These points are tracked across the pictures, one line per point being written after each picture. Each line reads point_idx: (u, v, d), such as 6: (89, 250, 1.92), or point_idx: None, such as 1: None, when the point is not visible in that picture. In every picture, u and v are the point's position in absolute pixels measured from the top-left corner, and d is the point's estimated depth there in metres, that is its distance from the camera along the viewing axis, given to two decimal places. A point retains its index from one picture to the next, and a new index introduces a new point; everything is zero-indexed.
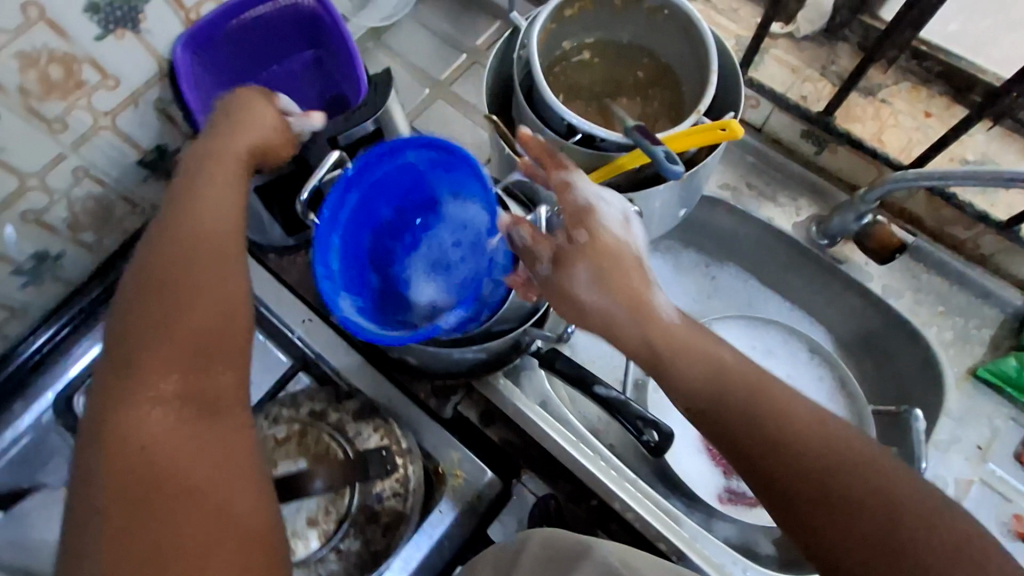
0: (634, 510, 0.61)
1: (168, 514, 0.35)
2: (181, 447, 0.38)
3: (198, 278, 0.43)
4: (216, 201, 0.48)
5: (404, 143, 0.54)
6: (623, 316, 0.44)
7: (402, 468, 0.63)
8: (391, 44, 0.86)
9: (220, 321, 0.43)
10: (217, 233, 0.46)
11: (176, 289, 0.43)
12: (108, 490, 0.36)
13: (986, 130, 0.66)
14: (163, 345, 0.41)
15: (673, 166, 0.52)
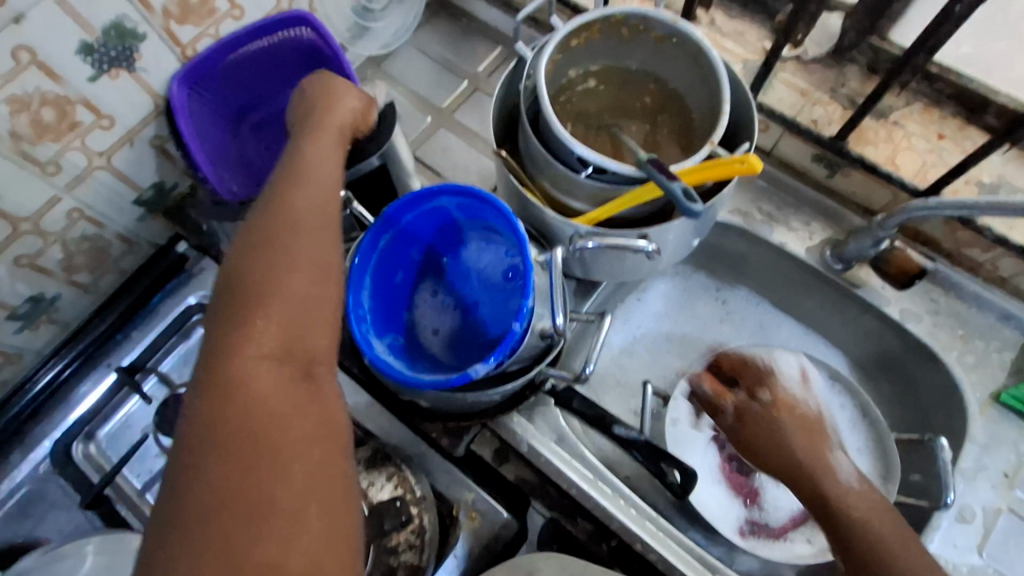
0: (656, 551, 0.58)
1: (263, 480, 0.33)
2: (281, 409, 0.36)
3: (295, 245, 0.43)
4: (312, 177, 0.48)
5: (439, 189, 0.55)
6: (761, 434, 0.58)
7: (417, 518, 0.59)
8: (392, 73, 0.85)
9: (320, 291, 0.42)
10: (313, 206, 0.46)
11: (279, 253, 0.42)
12: (217, 434, 0.35)
13: (1002, 152, 0.65)
14: (266, 307, 0.40)
15: (691, 204, 0.52)
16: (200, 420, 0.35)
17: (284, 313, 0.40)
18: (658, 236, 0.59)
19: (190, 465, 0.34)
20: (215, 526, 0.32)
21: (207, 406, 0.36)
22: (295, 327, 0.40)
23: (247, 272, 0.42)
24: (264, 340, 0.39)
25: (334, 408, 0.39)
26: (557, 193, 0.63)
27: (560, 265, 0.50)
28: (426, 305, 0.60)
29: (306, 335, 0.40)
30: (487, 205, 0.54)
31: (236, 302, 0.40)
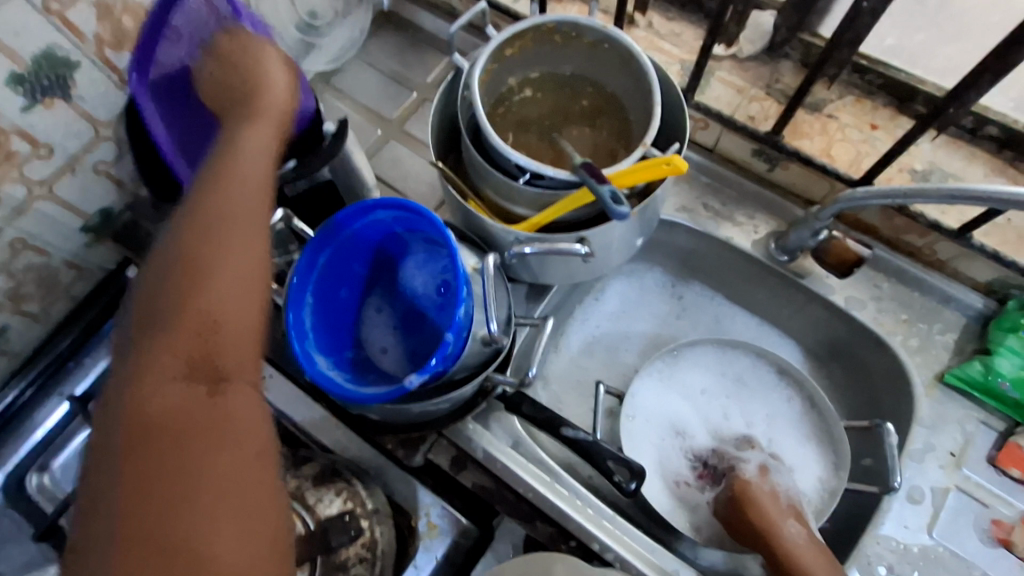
0: (613, 550, 0.59)
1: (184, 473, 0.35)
2: (194, 413, 0.37)
3: (227, 234, 0.42)
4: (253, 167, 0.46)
5: (374, 204, 0.55)
6: (734, 502, 0.63)
7: (369, 531, 0.53)
8: (340, 87, 0.86)
9: (249, 288, 0.41)
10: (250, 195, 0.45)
11: (210, 243, 0.42)
12: (127, 437, 0.35)
13: (931, 139, 0.66)
14: (193, 303, 0.39)
15: (620, 207, 0.53)
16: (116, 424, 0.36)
17: (211, 311, 0.40)
18: (600, 237, 0.59)
19: (103, 454, 0.35)
20: (127, 525, 0.33)
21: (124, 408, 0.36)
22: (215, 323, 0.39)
23: (174, 263, 0.41)
24: (186, 338, 0.39)
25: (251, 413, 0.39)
26: (500, 200, 0.63)
27: (494, 272, 0.51)
28: (374, 321, 0.60)
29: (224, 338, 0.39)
30: (421, 216, 0.54)
31: (162, 294, 0.40)
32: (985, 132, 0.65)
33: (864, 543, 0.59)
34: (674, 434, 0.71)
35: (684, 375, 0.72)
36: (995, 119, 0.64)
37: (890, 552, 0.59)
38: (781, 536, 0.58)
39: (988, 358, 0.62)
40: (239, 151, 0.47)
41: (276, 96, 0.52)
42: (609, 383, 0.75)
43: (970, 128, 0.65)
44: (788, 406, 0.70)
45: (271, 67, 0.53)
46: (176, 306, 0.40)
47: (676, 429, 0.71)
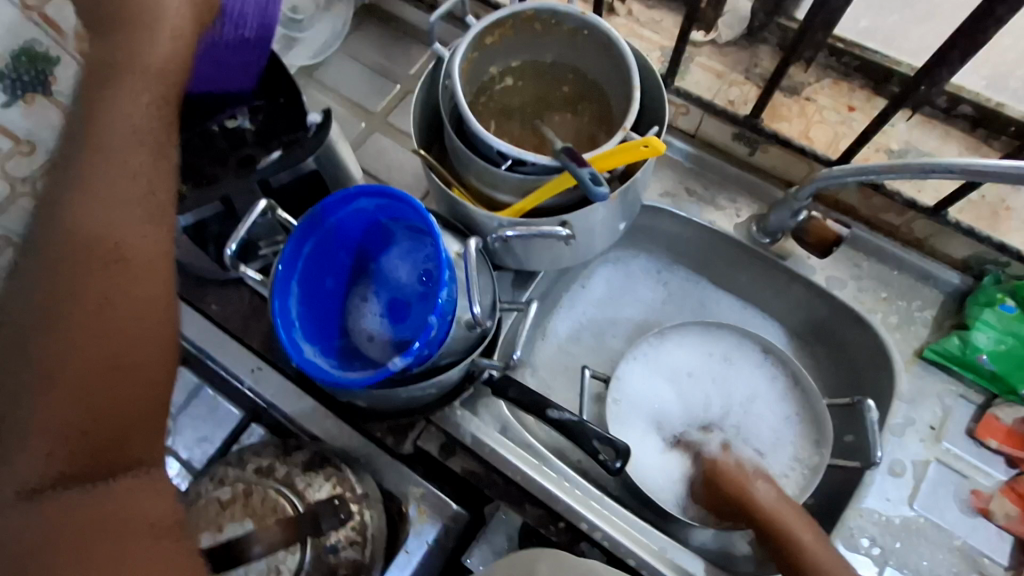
0: (601, 529, 0.60)
1: (101, 403, 0.42)
2: (88, 365, 0.42)
3: (93, 209, 0.45)
4: (120, 133, 0.47)
5: (356, 190, 0.55)
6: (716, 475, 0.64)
7: (358, 515, 0.54)
8: (323, 81, 0.86)
9: (138, 315, 0.44)
10: (119, 165, 0.46)
11: (80, 220, 0.45)
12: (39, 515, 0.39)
13: (906, 119, 0.67)
14: (71, 275, 0.44)
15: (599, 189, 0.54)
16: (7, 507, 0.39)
17: (78, 275, 0.44)
18: (582, 220, 0.60)
19: (12, 423, 0.41)
20: None
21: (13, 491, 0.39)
22: (77, 288, 0.43)
23: (54, 247, 0.44)
24: (73, 307, 0.43)
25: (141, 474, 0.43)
26: (484, 187, 0.64)
27: (476, 255, 0.51)
28: (360, 309, 0.60)
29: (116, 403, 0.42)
30: (404, 202, 0.54)
31: (41, 274, 0.44)
32: (959, 111, 0.66)
33: (847, 516, 0.60)
34: (657, 419, 0.71)
35: (669, 359, 0.73)
36: (969, 98, 0.65)
37: (872, 524, 0.60)
38: (754, 499, 0.60)
39: (966, 332, 0.63)
40: (109, 118, 0.47)
41: (160, 39, 0.48)
42: (595, 367, 0.76)
43: (945, 107, 0.66)
44: (772, 385, 0.71)
45: (150, 5, 0.49)
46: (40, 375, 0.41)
47: (655, 418, 0.71)
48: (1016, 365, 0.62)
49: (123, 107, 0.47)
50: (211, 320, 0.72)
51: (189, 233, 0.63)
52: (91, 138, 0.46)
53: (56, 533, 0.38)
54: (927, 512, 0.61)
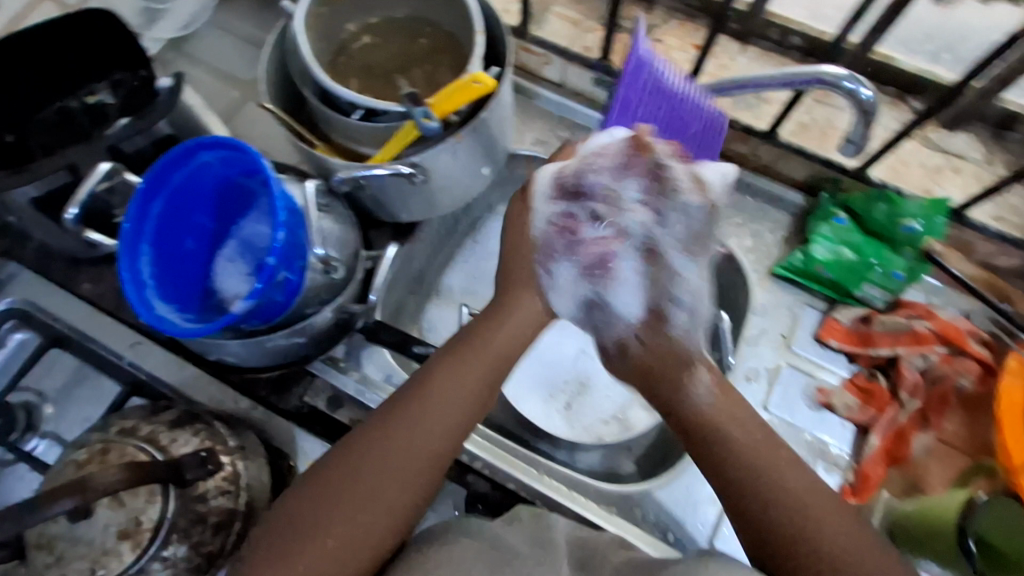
0: (480, 458, 0.63)
1: (389, 477, 0.49)
2: (418, 448, 0.51)
3: (401, 447, 0.50)
4: (440, 387, 0.53)
5: (196, 145, 0.55)
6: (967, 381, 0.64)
7: (231, 466, 0.55)
8: (193, 54, 0.85)
9: (450, 431, 0.52)
10: (451, 411, 0.53)
11: (373, 451, 0.50)
12: (287, 520, 0.47)
13: (745, 53, 0.71)
14: (442, 391, 0.53)
15: (430, 123, 0.57)
16: (294, 512, 0.48)
17: (365, 506, 0.48)
18: (433, 161, 0.61)
19: (377, 447, 0.50)
20: (270, 557, 0.46)
21: (313, 496, 0.48)
22: (360, 522, 0.48)
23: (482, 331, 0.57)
24: (491, 384, 0.55)
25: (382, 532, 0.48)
26: (345, 142, 0.65)
27: (312, 203, 0.56)
28: (228, 269, 0.61)
29: (402, 483, 0.50)
30: (245, 152, 0.54)
31: (477, 337, 0.57)
32: (791, 43, 0.70)
33: None
34: (554, 356, 0.76)
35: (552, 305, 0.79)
36: (797, 29, 0.69)
37: None
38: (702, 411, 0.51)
39: (807, 246, 0.67)
40: (443, 365, 0.54)
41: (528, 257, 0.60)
42: (470, 307, 0.79)
43: (778, 40, 0.70)
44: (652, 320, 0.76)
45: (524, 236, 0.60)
46: (427, 427, 0.51)
47: (545, 361, 0.76)
48: (850, 271, 0.66)
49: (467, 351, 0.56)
50: (84, 299, 0.71)
51: (36, 206, 0.62)
52: (417, 382, 0.54)
53: (283, 531, 0.47)
54: (780, 413, 0.65)
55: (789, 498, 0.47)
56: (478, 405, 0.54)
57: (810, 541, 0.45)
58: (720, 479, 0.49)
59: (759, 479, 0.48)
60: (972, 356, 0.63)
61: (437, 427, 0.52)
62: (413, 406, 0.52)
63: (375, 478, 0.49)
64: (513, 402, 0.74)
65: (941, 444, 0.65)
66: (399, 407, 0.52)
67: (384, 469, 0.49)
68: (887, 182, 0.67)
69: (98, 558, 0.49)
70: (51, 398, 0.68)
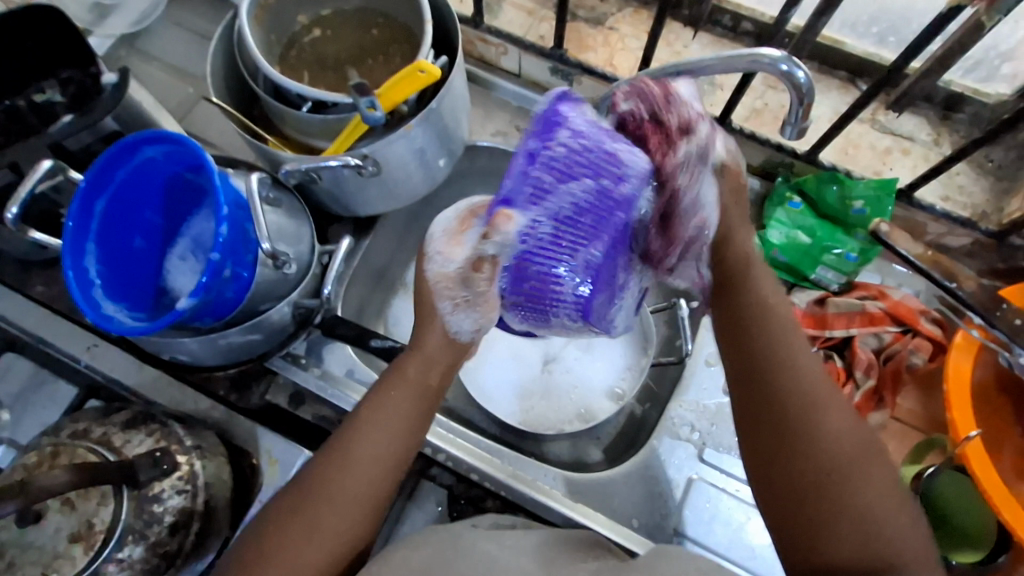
0: (443, 451, 0.63)
1: (333, 496, 0.48)
2: (361, 467, 0.49)
3: (356, 463, 0.49)
4: (382, 398, 0.52)
5: (137, 140, 0.54)
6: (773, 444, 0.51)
7: (187, 465, 0.54)
8: (146, 50, 0.83)
9: (390, 450, 0.50)
10: (404, 413, 0.52)
11: (330, 474, 0.49)
12: (248, 544, 0.48)
13: (698, 40, 0.72)
14: (379, 411, 0.51)
15: (373, 113, 0.56)
16: (254, 537, 0.48)
17: (314, 529, 0.47)
18: (384, 153, 0.61)
19: (326, 467, 0.49)
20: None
21: (271, 520, 0.48)
22: (313, 543, 0.47)
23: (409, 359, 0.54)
24: (428, 403, 0.54)
25: (335, 550, 0.47)
26: (296, 136, 0.64)
27: (257, 192, 0.54)
28: (180, 267, 0.61)
29: (350, 500, 0.48)
30: (186, 147, 0.54)
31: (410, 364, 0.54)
32: (742, 28, 0.70)
33: (670, 408, 0.67)
34: (518, 352, 0.76)
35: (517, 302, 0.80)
36: (748, 15, 0.69)
37: (690, 412, 0.67)
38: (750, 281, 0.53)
39: (763, 231, 0.68)
40: (386, 385, 0.53)
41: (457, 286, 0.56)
42: None
43: (730, 26, 0.71)
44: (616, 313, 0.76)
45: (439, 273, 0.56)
46: (366, 448, 0.50)
47: (506, 357, 0.76)
48: (805, 254, 0.67)
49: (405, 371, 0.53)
50: (37, 302, 0.70)
51: None
52: (368, 404, 0.52)
53: (243, 554, 0.47)
54: None
55: (806, 379, 0.48)
56: (416, 421, 0.52)
57: (818, 422, 0.46)
58: (744, 354, 0.51)
59: (773, 361, 0.49)
60: (925, 335, 0.65)
61: (377, 444, 0.50)
62: (354, 427, 0.51)
63: (340, 493, 0.48)
64: (479, 400, 0.73)
65: (895, 422, 0.66)
66: (341, 434, 0.51)
67: (335, 492, 0.48)
68: (838, 164, 0.68)
69: (48, 563, 0.48)
70: (7, 404, 0.67)
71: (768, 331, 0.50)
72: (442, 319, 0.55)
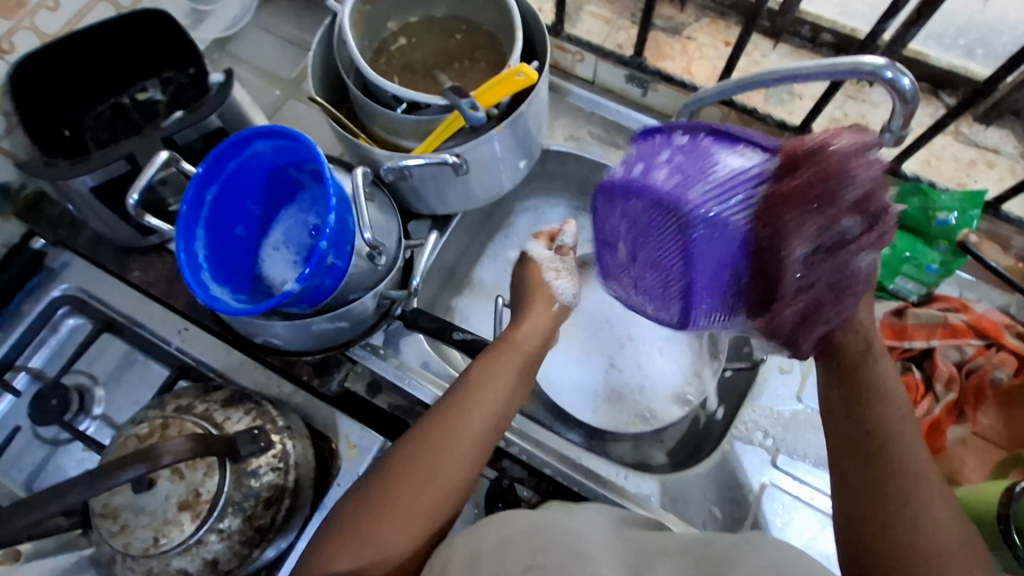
0: (517, 444, 0.65)
1: (428, 466, 0.49)
2: (456, 451, 0.50)
3: (454, 444, 0.50)
4: (480, 383, 0.53)
5: (250, 134, 0.57)
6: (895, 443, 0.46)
7: (280, 444, 0.57)
8: (236, 52, 0.88)
9: (486, 442, 0.52)
10: (499, 399, 0.53)
11: (435, 451, 0.50)
12: (361, 493, 0.49)
13: (777, 50, 0.73)
14: (472, 400, 0.53)
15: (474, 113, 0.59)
16: (368, 490, 0.49)
17: (409, 505, 0.47)
18: (473, 152, 0.63)
19: (434, 441, 0.50)
20: (345, 529, 0.47)
21: (381, 475, 0.49)
22: (413, 511, 0.47)
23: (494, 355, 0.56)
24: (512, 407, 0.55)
25: (426, 520, 0.48)
26: (387, 135, 0.67)
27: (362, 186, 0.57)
28: (273, 257, 0.64)
29: (443, 475, 0.49)
30: (297, 141, 0.57)
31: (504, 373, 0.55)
32: (822, 39, 0.71)
33: (742, 412, 0.68)
34: (586, 356, 0.77)
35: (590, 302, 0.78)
36: (828, 26, 0.70)
37: (764, 418, 0.67)
38: (873, 364, 0.49)
39: None
40: (481, 374, 0.54)
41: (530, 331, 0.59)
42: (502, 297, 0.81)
43: (810, 37, 0.72)
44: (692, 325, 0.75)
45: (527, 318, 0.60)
46: (463, 432, 0.51)
47: (574, 353, 0.77)
48: (882, 264, 0.67)
49: (494, 374, 0.55)
50: (133, 286, 0.75)
51: (97, 195, 0.65)
52: (462, 394, 0.53)
53: (359, 501, 0.48)
54: (812, 403, 0.67)
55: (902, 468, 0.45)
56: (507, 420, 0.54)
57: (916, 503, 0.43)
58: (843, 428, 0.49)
59: (877, 437, 0.46)
60: (1010, 350, 0.64)
61: (477, 431, 0.51)
62: (458, 413, 0.52)
63: (436, 476, 0.49)
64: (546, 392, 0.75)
65: (975, 438, 0.65)
66: (432, 430, 0.51)
67: (443, 470, 0.49)
68: (921, 175, 0.68)
69: (158, 526, 0.51)
70: (102, 381, 0.71)
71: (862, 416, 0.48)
72: (549, 284, 0.64)
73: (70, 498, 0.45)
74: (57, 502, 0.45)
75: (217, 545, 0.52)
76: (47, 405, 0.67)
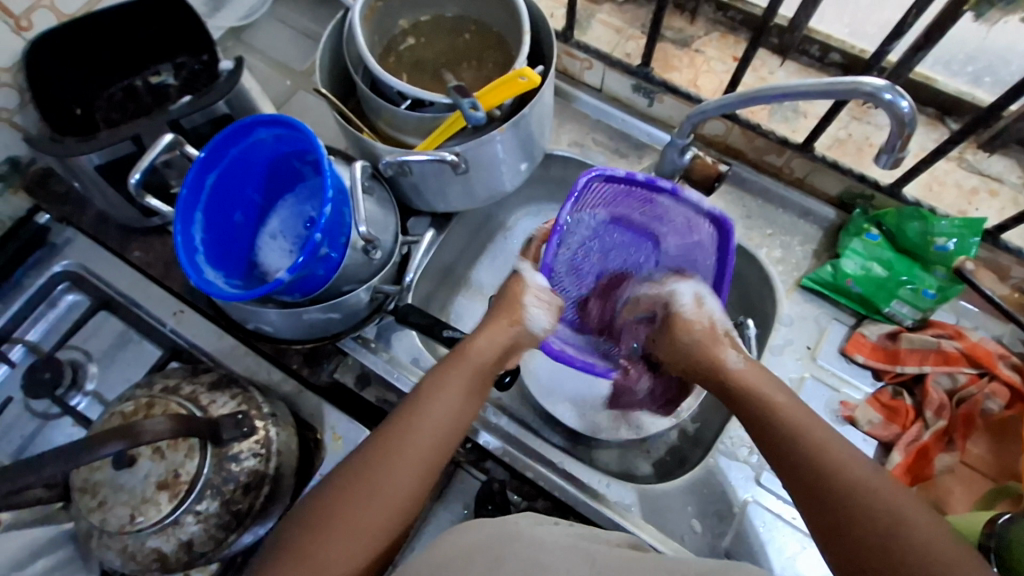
0: (501, 445, 0.65)
1: (368, 483, 0.49)
2: (400, 470, 0.50)
3: (399, 459, 0.50)
4: (424, 401, 0.54)
5: (254, 121, 0.58)
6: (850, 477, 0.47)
7: (263, 431, 0.57)
8: (250, 42, 0.89)
9: (435, 456, 0.52)
10: (444, 420, 0.53)
11: (375, 470, 0.50)
12: (297, 515, 0.49)
13: (785, 68, 0.73)
14: (412, 415, 0.53)
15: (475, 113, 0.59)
16: (303, 511, 0.49)
17: (351, 525, 0.47)
18: (475, 152, 0.63)
19: (372, 457, 0.50)
20: (286, 552, 0.46)
21: (315, 496, 0.50)
22: (356, 530, 0.47)
23: (439, 373, 0.56)
24: (460, 425, 0.55)
25: (368, 540, 0.47)
26: (390, 131, 0.67)
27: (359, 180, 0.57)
28: (270, 245, 0.65)
29: (384, 493, 0.49)
30: (298, 131, 0.57)
31: (449, 389, 0.55)
32: (831, 59, 0.72)
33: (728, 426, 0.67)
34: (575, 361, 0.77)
35: None
36: (836, 46, 0.71)
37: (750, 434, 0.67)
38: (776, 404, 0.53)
39: (836, 260, 0.68)
40: (428, 393, 0.54)
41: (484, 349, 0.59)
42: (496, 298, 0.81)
43: (818, 56, 0.72)
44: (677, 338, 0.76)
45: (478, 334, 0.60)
46: (406, 446, 0.51)
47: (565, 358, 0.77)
48: (879, 287, 0.67)
49: (439, 388, 0.55)
50: (133, 266, 0.75)
51: (102, 173, 0.66)
52: (403, 414, 0.53)
53: (296, 522, 0.48)
54: None
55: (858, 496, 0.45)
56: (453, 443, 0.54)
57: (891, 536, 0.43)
58: (786, 467, 0.50)
59: (819, 459, 0.48)
60: (1002, 380, 0.63)
61: (421, 447, 0.51)
62: (397, 430, 0.52)
63: (381, 491, 0.49)
64: (535, 397, 0.75)
65: (964, 467, 0.64)
66: (374, 447, 0.51)
67: (385, 487, 0.49)
68: (922, 199, 0.67)
69: (137, 504, 0.52)
70: (96, 358, 0.72)
71: (801, 447, 0.50)
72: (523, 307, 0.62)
73: (48, 470, 0.45)
74: (32, 474, 0.45)
75: (193, 527, 0.53)
76: (41, 378, 0.67)
